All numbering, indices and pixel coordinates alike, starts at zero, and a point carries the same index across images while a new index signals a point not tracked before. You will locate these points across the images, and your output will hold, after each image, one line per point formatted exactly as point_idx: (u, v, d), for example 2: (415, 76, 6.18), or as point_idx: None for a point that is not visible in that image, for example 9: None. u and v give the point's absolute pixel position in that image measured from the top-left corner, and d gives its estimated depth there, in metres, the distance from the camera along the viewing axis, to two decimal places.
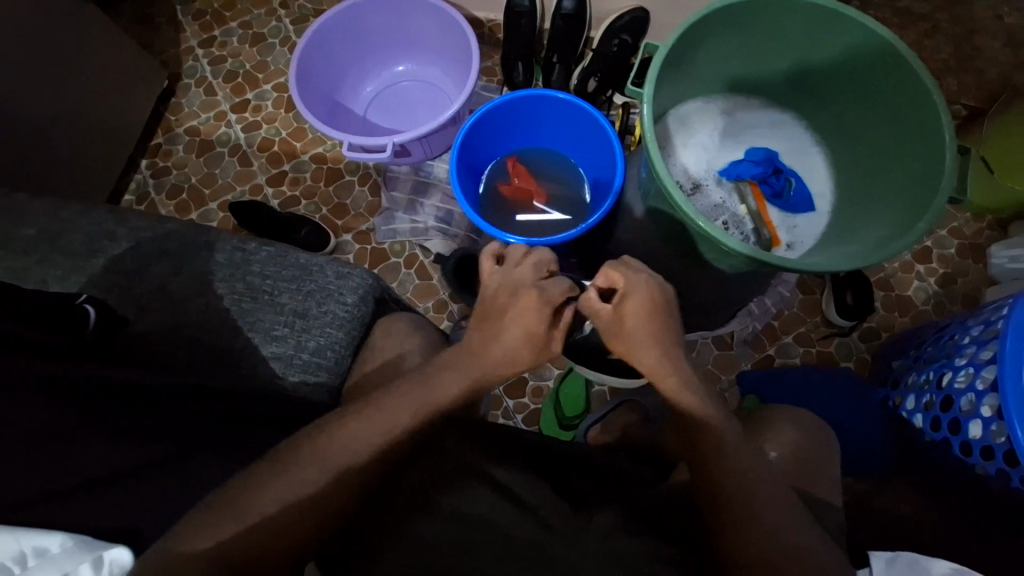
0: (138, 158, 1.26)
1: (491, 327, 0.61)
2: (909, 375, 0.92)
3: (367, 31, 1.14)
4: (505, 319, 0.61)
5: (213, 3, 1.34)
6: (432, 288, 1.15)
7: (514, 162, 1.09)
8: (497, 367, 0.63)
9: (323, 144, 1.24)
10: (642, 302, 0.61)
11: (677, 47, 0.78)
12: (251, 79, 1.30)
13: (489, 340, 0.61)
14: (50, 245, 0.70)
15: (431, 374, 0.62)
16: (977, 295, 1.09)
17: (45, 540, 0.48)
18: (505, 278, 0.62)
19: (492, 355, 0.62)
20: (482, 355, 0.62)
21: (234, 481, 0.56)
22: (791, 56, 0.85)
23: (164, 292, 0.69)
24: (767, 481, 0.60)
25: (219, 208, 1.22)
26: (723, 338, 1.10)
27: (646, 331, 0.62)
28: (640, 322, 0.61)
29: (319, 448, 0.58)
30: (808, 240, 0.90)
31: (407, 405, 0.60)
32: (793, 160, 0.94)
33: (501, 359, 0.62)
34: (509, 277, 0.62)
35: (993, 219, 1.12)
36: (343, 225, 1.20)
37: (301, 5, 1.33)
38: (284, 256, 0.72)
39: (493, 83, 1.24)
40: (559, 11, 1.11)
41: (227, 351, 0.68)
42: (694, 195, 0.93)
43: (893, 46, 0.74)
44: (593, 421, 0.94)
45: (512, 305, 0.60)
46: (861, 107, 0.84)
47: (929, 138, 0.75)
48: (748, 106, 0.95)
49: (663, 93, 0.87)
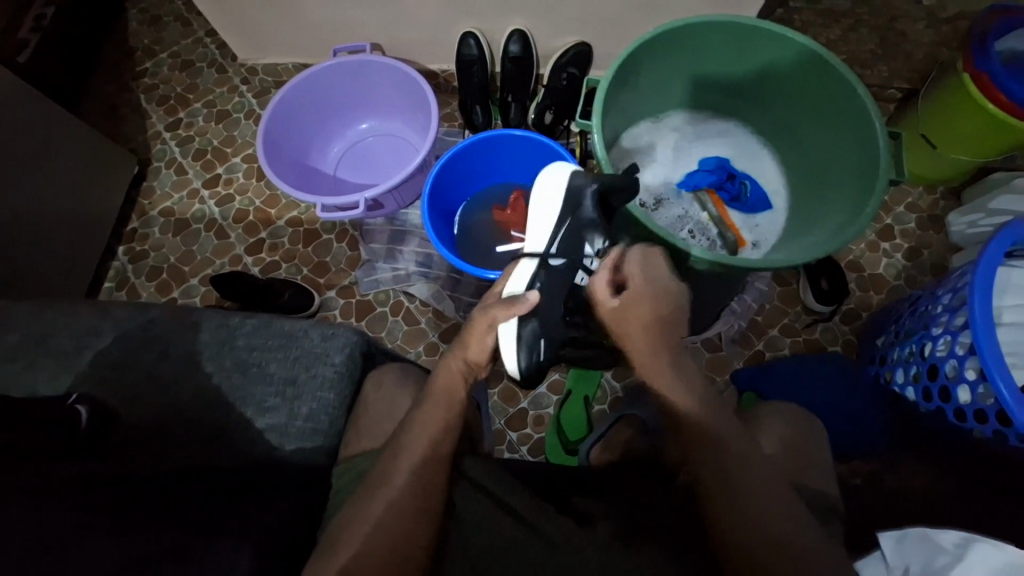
0: (115, 246, 1.27)
1: (484, 335, 0.72)
2: (893, 350, 0.93)
3: (327, 97, 1.19)
4: (495, 325, 0.72)
5: (176, 88, 1.39)
6: (421, 332, 1.17)
7: (519, 194, 1.09)
8: (477, 365, 0.73)
9: (297, 208, 1.27)
10: (647, 309, 0.73)
11: (617, 78, 0.83)
12: (220, 154, 1.33)
13: (479, 344, 0.72)
14: (34, 349, 0.70)
15: (407, 433, 0.66)
16: (945, 262, 1.13)
17: (1004, 556, 0.59)
18: (480, 326, 0.72)
19: (479, 357, 0.72)
20: (469, 358, 0.71)
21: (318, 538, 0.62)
22: (723, 69, 0.91)
23: (152, 379, 0.69)
24: (761, 472, 0.64)
25: (200, 283, 1.23)
26: (711, 340, 1.11)
27: (647, 340, 0.72)
28: (640, 327, 0.73)
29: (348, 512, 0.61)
30: (771, 237, 0.95)
31: (420, 448, 0.65)
32: (744, 164, 0.99)
33: (486, 357, 0.72)
34: (485, 332, 0.72)
35: (945, 190, 1.18)
36: (325, 282, 1.22)
37: (262, 79, 1.38)
38: (269, 326, 0.73)
39: (455, 128, 1.29)
40: (507, 56, 1.18)
41: (221, 425, 0.68)
42: (657, 210, 0.97)
43: (816, 53, 0.80)
44: (593, 441, 0.94)
45: (505, 315, 0.71)
46: (794, 107, 0.90)
47: (861, 129, 0.81)
48: (696, 120, 1.01)
49: (614, 118, 0.91)
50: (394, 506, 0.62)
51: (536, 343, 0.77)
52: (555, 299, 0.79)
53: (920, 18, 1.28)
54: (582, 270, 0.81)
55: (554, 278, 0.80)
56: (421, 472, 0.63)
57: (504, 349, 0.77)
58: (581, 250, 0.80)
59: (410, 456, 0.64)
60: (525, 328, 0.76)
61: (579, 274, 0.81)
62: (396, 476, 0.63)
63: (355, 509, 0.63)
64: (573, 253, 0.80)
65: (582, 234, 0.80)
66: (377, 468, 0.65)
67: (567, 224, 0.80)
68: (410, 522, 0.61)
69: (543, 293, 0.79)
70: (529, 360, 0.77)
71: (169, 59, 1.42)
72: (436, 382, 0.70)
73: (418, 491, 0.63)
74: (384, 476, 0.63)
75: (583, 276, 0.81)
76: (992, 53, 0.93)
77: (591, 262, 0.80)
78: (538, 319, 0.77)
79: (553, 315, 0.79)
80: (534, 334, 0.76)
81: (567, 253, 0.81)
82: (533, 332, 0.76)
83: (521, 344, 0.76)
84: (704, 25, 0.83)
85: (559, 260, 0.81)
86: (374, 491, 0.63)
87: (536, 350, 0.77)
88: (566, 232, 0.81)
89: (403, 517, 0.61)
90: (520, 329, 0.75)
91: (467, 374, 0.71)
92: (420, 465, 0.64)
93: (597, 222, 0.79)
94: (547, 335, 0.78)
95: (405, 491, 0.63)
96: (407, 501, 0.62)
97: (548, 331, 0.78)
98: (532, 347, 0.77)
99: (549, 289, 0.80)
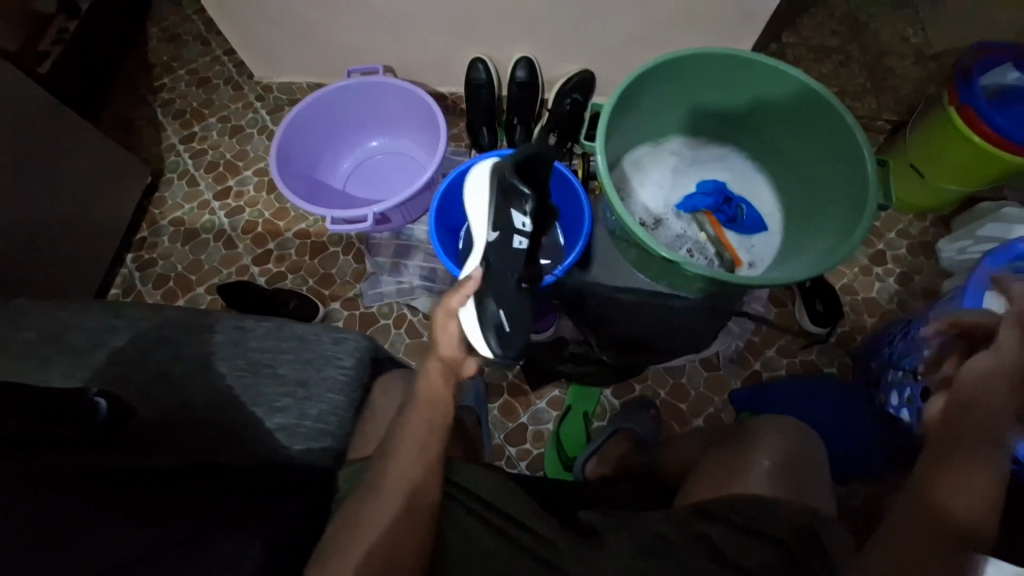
0: (123, 253, 1.30)
1: (447, 325, 0.71)
2: (889, 372, 0.96)
3: (339, 115, 1.23)
4: (455, 314, 0.71)
5: (192, 103, 1.44)
6: (423, 345, 1.19)
7: None
8: (456, 361, 0.72)
9: (305, 221, 1.30)
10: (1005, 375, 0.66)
11: (619, 104, 0.88)
12: (232, 167, 1.37)
13: (447, 337, 0.71)
14: (48, 347, 0.71)
15: (403, 440, 0.66)
16: (936, 287, 1.17)
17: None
18: (439, 322, 0.71)
19: (452, 352, 0.72)
20: (443, 355, 0.71)
21: (321, 542, 0.63)
22: (720, 97, 0.96)
23: (165, 379, 0.70)
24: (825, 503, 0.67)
25: (206, 292, 1.25)
26: (709, 358, 1.13)
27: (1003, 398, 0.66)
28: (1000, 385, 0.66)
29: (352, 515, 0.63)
30: (767, 258, 0.98)
31: (416, 451, 0.66)
32: (740, 188, 1.03)
33: (460, 350, 0.72)
34: (443, 328, 0.71)
35: (935, 218, 1.22)
36: (330, 294, 1.24)
37: (276, 96, 1.43)
38: (281, 329, 0.75)
39: (462, 148, 1.34)
40: (514, 81, 1.22)
41: (229, 427, 0.69)
42: (656, 230, 1.01)
43: (807, 85, 0.85)
44: (589, 454, 0.97)
45: (459, 299, 0.70)
46: (787, 134, 0.95)
47: (850, 156, 0.85)
48: (695, 145, 1.05)
49: (615, 141, 0.95)
50: (394, 510, 0.62)
51: (495, 314, 0.74)
52: (504, 272, 0.78)
53: (908, 55, 1.35)
54: (519, 235, 0.79)
55: (497, 256, 0.78)
56: (422, 478, 0.64)
57: (469, 335, 0.74)
58: (511, 218, 0.79)
59: (404, 461, 0.65)
60: (484, 308, 0.74)
61: (517, 240, 0.79)
62: (397, 480, 0.64)
63: (357, 512, 0.63)
64: (504, 223, 0.78)
65: (508, 203, 0.79)
66: (376, 473, 0.65)
67: (496, 198, 0.79)
68: (410, 528, 0.62)
69: (489, 272, 0.77)
70: (496, 336, 0.75)
71: (187, 75, 1.47)
72: (418, 386, 0.70)
73: (419, 495, 0.64)
74: (385, 480, 0.64)
75: (521, 240, 0.79)
76: (976, 89, 0.98)
77: (525, 226, 0.80)
78: (495, 298, 0.75)
79: (506, 285, 0.77)
80: (493, 309, 0.74)
81: (500, 225, 0.78)
82: (490, 307, 0.74)
83: (483, 322, 0.73)
84: (701, 56, 0.88)
85: (494, 234, 0.79)
86: (377, 497, 0.63)
87: (499, 324, 0.74)
88: (495, 207, 0.79)
89: (405, 522, 0.62)
90: (479, 308, 0.74)
91: (448, 373, 0.71)
92: (421, 468, 0.65)
93: (521, 190, 0.79)
94: (505, 308, 0.75)
95: (405, 495, 0.63)
96: (405, 507, 0.63)
97: (505, 303, 0.76)
98: (493, 321, 0.74)
99: (491, 266, 0.78)
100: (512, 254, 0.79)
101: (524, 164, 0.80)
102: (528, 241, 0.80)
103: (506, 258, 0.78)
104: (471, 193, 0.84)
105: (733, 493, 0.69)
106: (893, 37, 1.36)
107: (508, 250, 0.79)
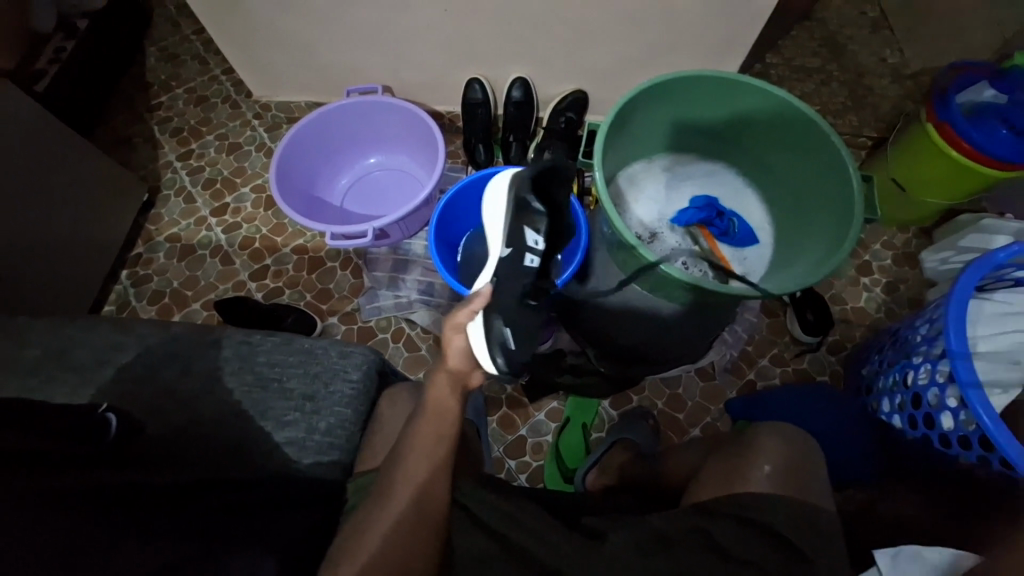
0: (118, 269, 1.29)
1: (454, 341, 0.70)
2: (879, 379, 0.98)
3: (338, 133, 1.25)
4: (463, 329, 0.70)
5: (189, 121, 1.46)
6: (421, 359, 1.19)
7: None
8: (464, 373, 0.71)
9: (303, 236, 1.31)
10: None
11: (614, 123, 0.91)
12: (229, 184, 1.38)
13: (453, 351, 0.70)
14: (51, 364, 0.71)
15: (411, 451, 0.67)
16: (921, 297, 1.20)
17: None
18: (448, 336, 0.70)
19: (460, 364, 0.70)
20: (451, 368, 0.70)
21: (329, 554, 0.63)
22: (711, 116, 0.99)
23: (172, 394, 0.70)
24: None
25: (202, 307, 1.25)
26: (704, 369, 1.15)
27: None
28: None
29: (360, 525, 0.63)
30: (760, 270, 1.01)
31: (423, 462, 0.66)
32: (732, 202, 1.06)
33: (468, 364, 0.71)
34: (450, 342, 0.70)
35: (917, 229, 1.26)
36: (328, 308, 1.24)
37: (274, 114, 1.45)
38: (288, 343, 0.75)
39: (458, 164, 1.36)
40: (510, 100, 1.26)
41: (235, 440, 0.69)
42: (652, 243, 1.04)
43: (794, 104, 0.89)
44: (590, 466, 0.99)
45: (466, 314, 0.69)
46: (775, 151, 0.98)
47: (836, 171, 0.88)
48: (686, 162, 1.09)
49: (611, 158, 0.99)
50: (402, 521, 0.63)
51: (500, 332, 0.68)
52: (511, 287, 0.74)
53: (886, 75, 1.41)
54: (531, 253, 0.76)
55: (506, 273, 0.76)
56: (429, 489, 0.65)
57: (474, 353, 0.69)
58: (524, 235, 0.77)
59: (412, 471, 0.65)
60: (491, 325, 0.68)
61: (528, 258, 0.76)
62: (406, 491, 0.64)
63: (364, 524, 0.63)
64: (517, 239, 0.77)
65: (522, 220, 0.78)
66: (384, 484, 0.66)
67: (512, 215, 0.80)
68: (418, 538, 0.62)
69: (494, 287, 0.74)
70: (502, 354, 0.68)
71: (185, 94, 1.49)
72: (427, 398, 0.70)
73: (426, 505, 0.64)
74: (393, 490, 0.64)
75: (533, 258, 0.76)
76: (953, 105, 1.02)
77: (538, 243, 0.77)
78: (501, 314, 0.69)
79: (510, 300, 0.72)
80: (498, 325, 0.68)
81: (512, 242, 0.77)
82: (495, 323, 0.68)
83: (489, 340, 0.67)
84: (693, 77, 0.92)
85: (507, 251, 0.78)
86: (385, 508, 0.63)
87: (505, 342, 0.68)
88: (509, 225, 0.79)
89: (413, 532, 0.62)
90: (486, 322, 0.68)
91: (456, 385, 0.70)
92: (429, 479, 0.65)
93: (539, 210, 0.78)
94: (512, 324, 0.69)
95: (413, 505, 0.63)
96: (412, 517, 0.63)
97: (511, 318, 0.70)
98: (499, 338, 0.67)
99: (499, 282, 0.75)
100: (521, 272, 0.75)
101: (542, 184, 0.80)
102: (541, 260, 0.77)
103: (517, 275, 0.76)
104: (491, 209, 0.86)
105: (732, 493, 0.70)
106: (871, 58, 1.43)
107: (518, 268, 0.76)
